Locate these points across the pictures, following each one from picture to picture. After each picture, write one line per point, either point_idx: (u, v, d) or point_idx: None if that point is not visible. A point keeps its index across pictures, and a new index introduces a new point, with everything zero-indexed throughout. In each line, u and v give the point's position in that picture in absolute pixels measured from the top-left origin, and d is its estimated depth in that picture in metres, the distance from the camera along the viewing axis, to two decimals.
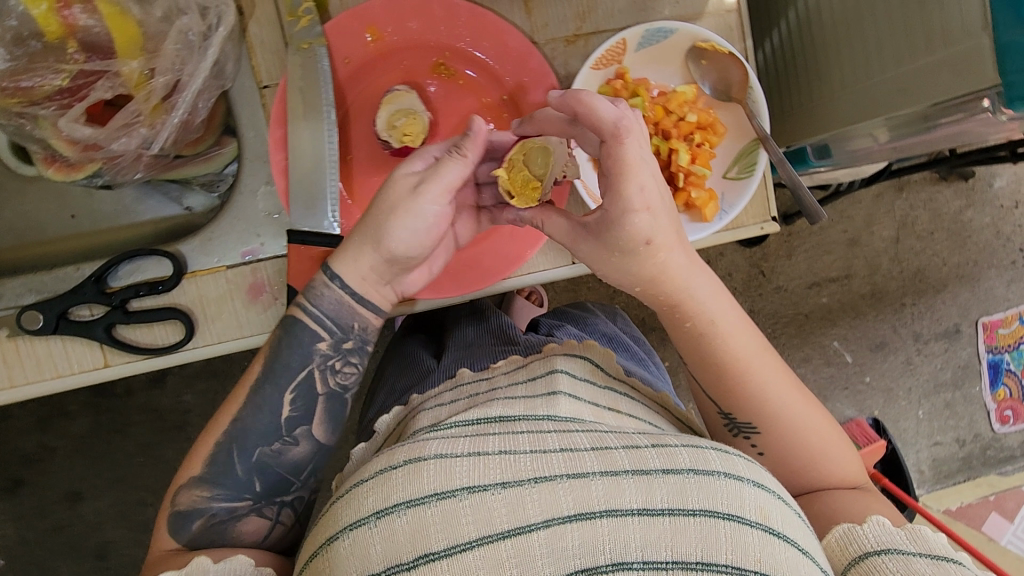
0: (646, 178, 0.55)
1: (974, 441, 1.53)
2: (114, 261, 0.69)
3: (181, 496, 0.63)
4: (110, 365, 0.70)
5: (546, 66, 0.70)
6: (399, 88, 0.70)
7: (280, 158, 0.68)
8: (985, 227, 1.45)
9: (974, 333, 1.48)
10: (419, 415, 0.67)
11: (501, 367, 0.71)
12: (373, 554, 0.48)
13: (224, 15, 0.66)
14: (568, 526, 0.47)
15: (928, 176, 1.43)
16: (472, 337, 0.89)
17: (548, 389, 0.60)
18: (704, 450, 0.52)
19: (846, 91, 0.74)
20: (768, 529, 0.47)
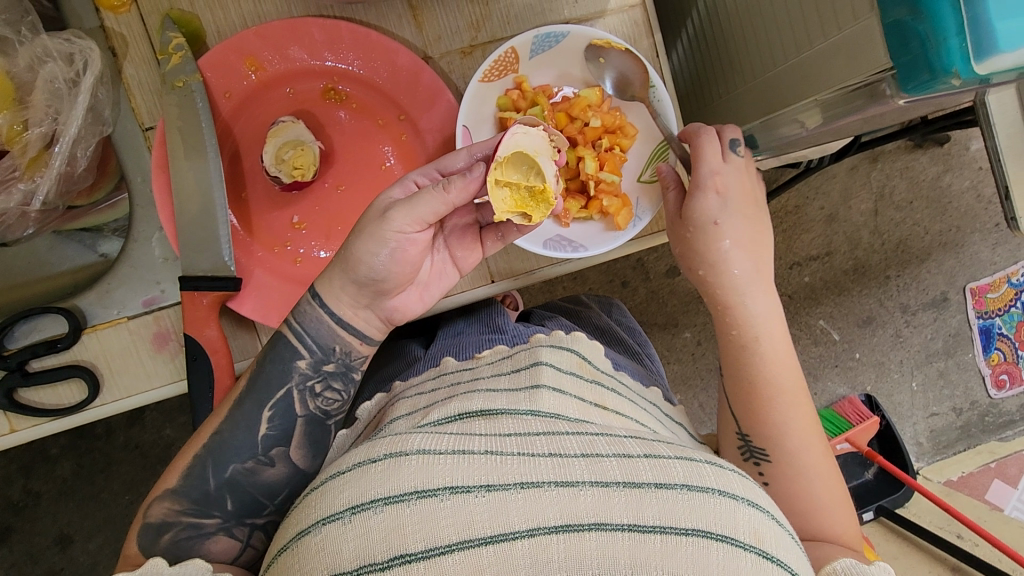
0: (718, 165, 0.63)
1: (971, 408, 1.50)
2: (8, 322, 0.68)
3: (153, 508, 0.59)
4: (16, 430, 0.68)
5: (439, 82, 0.67)
6: (284, 119, 0.68)
7: (166, 202, 0.65)
8: (965, 191, 1.41)
9: (962, 300, 1.45)
10: (396, 403, 0.60)
11: (487, 355, 0.63)
12: (344, 553, 0.42)
13: (90, 60, 0.64)
14: (555, 536, 0.41)
15: (901, 145, 1.38)
16: (464, 325, 0.75)
17: (532, 381, 0.54)
18: (698, 464, 0.47)
19: (757, 79, 0.72)
20: (762, 553, 0.43)
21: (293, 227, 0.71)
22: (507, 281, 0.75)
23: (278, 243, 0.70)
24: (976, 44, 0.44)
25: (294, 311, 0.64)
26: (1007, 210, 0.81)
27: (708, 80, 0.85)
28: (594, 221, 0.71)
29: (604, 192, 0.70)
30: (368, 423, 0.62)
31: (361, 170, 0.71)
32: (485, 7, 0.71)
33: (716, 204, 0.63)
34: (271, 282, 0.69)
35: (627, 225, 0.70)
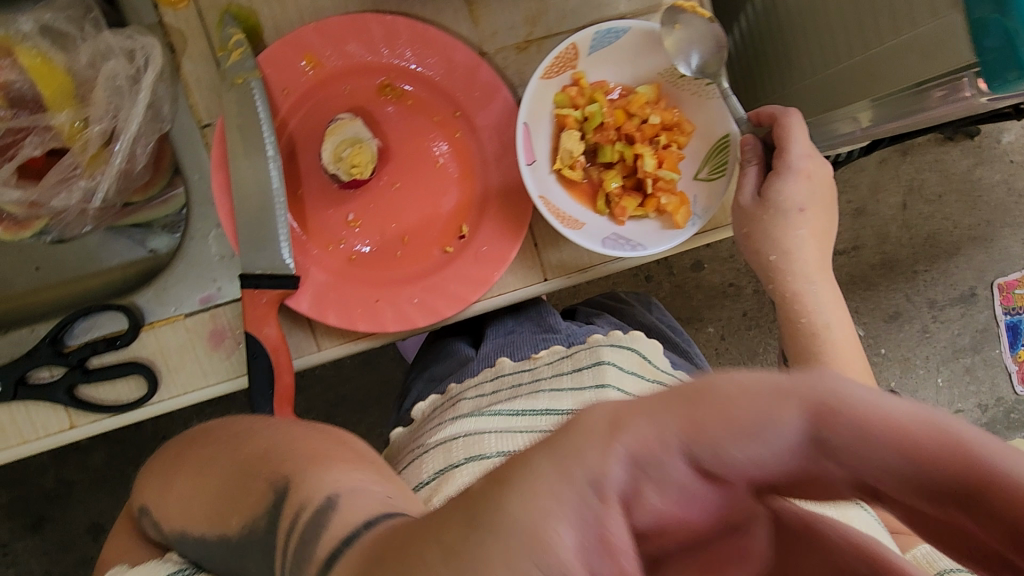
0: (805, 146, 0.64)
1: (997, 405, 1.46)
2: (68, 320, 0.68)
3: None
4: (76, 426, 0.68)
5: (496, 79, 0.67)
6: (342, 116, 0.67)
7: (226, 201, 0.65)
8: (996, 185, 1.40)
9: (990, 295, 1.42)
10: (459, 402, 0.73)
11: (543, 356, 0.77)
12: None
13: (151, 56, 0.64)
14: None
15: (932, 137, 1.38)
16: (513, 324, 0.87)
17: (597, 382, 0.68)
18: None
19: (817, 77, 0.71)
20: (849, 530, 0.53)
21: (348, 225, 0.70)
22: (562, 279, 0.73)
23: (334, 241, 0.70)
24: None
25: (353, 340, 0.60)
26: None
27: (760, 77, 0.84)
28: (650, 219, 0.70)
29: (662, 189, 0.69)
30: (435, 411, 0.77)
31: (415, 167, 0.71)
32: (541, 0, 0.70)
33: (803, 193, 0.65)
34: (326, 280, 0.68)
35: (685, 223, 0.69)
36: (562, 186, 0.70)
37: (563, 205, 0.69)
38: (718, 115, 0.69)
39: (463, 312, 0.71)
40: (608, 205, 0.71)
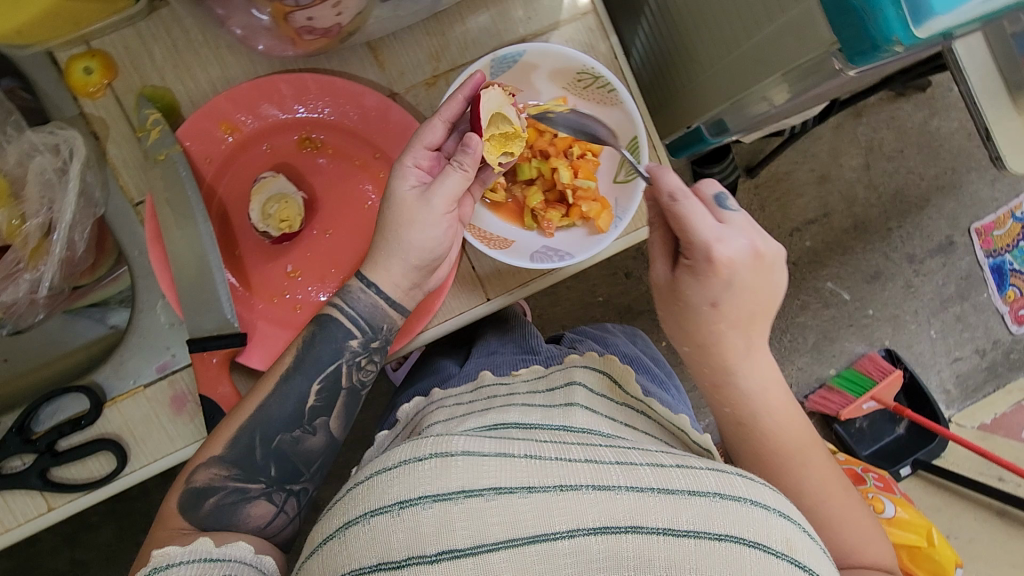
0: (706, 234, 0.56)
1: (994, 348, 1.47)
2: (32, 407, 0.71)
3: (198, 473, 0.63)
4: (54, 507, 0.70)
5: (406, 116, 0.69)
6: (265, 175, 0.71)
7: (164, 270, 0.67)
8: (956, 132, 1.42)
9: (969, 242, 1.44)
10: (436, 409, 0.71)
11: (522, 373, 0.74)
12: (394, 542, 0.47)
13: (75, 147, 0.67)
14: (594, 536, 0.46)
15: (883, 96, 1.40)
16: (497, 344, 0.92)
17: (567, 400, 0.63)
18: (730, 476, 0.49)
19: (714, 68, 0.74)
20: (795, 562, 0.46)
21: (288, 276, 0.73)
22: (502, 296, 0.76)
23: (276, 294, 0.73)
24: (911, 11, 0.46)
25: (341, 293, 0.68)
26: (990, 151, 0.86)
27: (669, 75, 0.87)
28: (577, 227, 0.74)
29: (582, 198, 0.73)
30: (405, 425, 0.75)
31: (345, 212, 0.73)
32: (441, 36, 0.73)
33: (719, 285, 0.58)
34: (274, 332, 0.71)
35: (608, 226, 0.71)
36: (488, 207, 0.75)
37: (490, 225, 0.73)
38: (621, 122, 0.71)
39: (424, 335, 0.75)
40: (535, 220, 0.74)
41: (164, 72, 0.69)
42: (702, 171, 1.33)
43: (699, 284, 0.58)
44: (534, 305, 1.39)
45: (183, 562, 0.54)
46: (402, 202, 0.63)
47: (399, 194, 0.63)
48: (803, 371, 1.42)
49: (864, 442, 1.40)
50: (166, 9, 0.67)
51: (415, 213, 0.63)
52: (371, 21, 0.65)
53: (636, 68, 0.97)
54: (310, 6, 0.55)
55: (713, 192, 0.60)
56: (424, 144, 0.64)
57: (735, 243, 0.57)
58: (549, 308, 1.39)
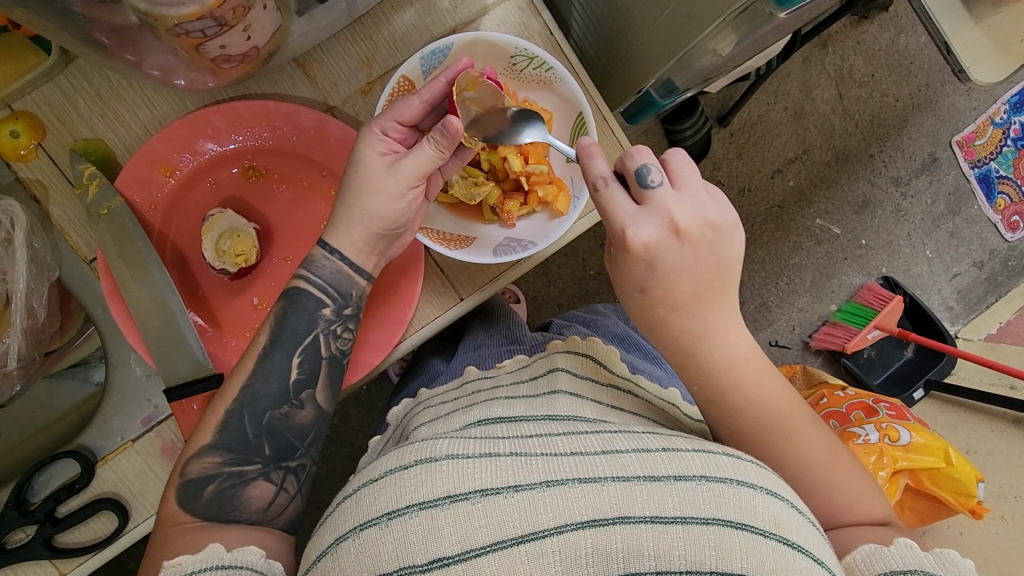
0: (627, 220, 0.57)
1: (992, 258, 1.44)
2: (26, 476, 0.70)
3: (192, 465, 0.61)
4: (66, 572, 0.70)
5: (346, 129, 0.67)
6: (213, 213, 0.69)
7: (128, 324, 0.66)
8: (925, 46, 1.39)
9: (952, 156, 1.42)
10: (424, 411, 0.71)
11: (507, 366, 0.73)
12: (384, 554, 0.47)
13: (14, 216, 0.65)
14: (581, 532, 0.46)
15: (846, 22, 1.37)
16: (484, 337, 0.91)
17: (550, 388, 0.63)
18: (717, 457, 0.51)
19: (650, 31, 0.73)
20: (782, 540, 0.47)
21: (255, 309, 0.72)
22: (476, 295, 0.75)
23: (247, 330, 0.72)
24: None
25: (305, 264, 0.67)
26: (953, 64, 0.84)
27: (610, 46, 0.85)
28: (538, 212, 0.72)
29: (538, 183, 0.71)
30: (396, 426, 0.76)
31: (301, 234, 0.72)
32: (370, 41, 0.71)
33: (643, 272, 0.58)
34: None
35: (568, 208, 0.69)
36: (446, 213, 0.72)
37: (450, 227, 0.71)
38: (567, 98, 0.69)
39: (405, 344, 0.74)
40: (496, 213, 0.73)
41: (93, 123, 0.67)
42: (673, 128, 1.31)
43: (624, 271, 0.59)
44: (527, 289, 1.38)
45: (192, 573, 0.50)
46: (370, 169, 0.63)
47: (368, 161, 0.63)
48: (805, 312, 1.41)
49: (873, 372, 1.39)
50: (81, 59, 0.65)
51: (381, 181, 0.62)
52: (291, 38, 0.64)
53: (578, 42, 0.95)
54: (219, 35, 0.52)
55: (637, 165, 0.57)
56: (395, 118, 0.63)
57: (650, 227, 0.57)
58: (543, 290, 1.39)
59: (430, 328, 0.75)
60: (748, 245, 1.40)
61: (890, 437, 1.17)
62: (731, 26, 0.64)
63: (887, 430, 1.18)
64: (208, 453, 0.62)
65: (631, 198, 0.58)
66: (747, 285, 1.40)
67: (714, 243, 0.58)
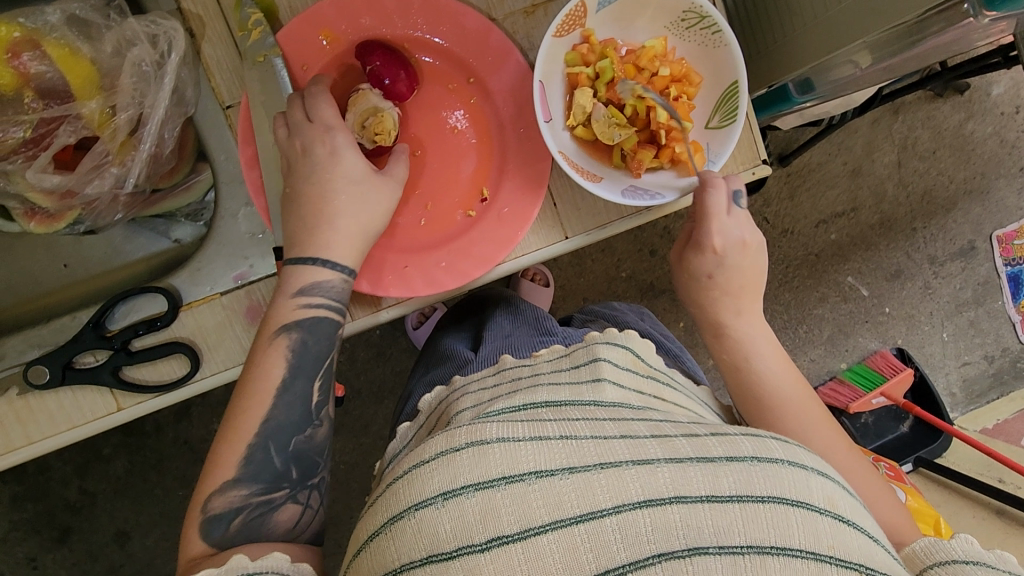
0: (720, 224, 0.69)
1: (1003, 355, 1.47)
2: (108, 304, 0.70)
3: (214, 499, 0.59)
4: (123, 407, 0.70)
5: (508, 41, 0.69)
6: (362, 88, 0.69)
7: (256, 177, 0.66)
8: (988, 137, 1.40)
9: (989, 249, 1.43)
10: (461, 398, 0.67)
11: (543, 354, 0.67)
12: (443, 534, 0.44)
13: (175, 40, 0.64)
14: (641, 510, 0.43)
15: (922, 95, 1.38)
16: (512, 328, 0.89)
17: (594, 376, 0.58)
18: (766, 442, 0.48)
19: (817, 22, 0.74)
20: (838, 517, 0.44)
21: None
22: (582, 236, 0.76)
23: None
24: None
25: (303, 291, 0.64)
26: None
27: (761, 28, 0.87)
28: (667, 169, 0.73)
29: (675, 139, 0.71)
30: (430, 413, 0.72)
31: (433, 134, 0.73)
32: None
33: (713, 261, 0.71)
34: None
35: (700, 169, 0.71)
36: (582, 151, 0.73)
37: (580, 161, 0.72)
38: (725, 63, 0.70)
39: (490, 274, 0.74)
40: (624, 161, 0.73)
41: None
42: None
43: (694, 263, 0.72)
44: (557, 276, 1.39)
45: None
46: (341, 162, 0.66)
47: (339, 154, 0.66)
48: (815, 363, 1.43)
49: (868, 437, 1.42)
50: None
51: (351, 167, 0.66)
52: None
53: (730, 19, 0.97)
54: None
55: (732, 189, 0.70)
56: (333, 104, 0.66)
57: (730, 233, 0.70)
58: (573, 279, 1.39)
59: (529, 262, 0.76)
60: (777, 285, 1.42)
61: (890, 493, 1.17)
62: (873, 46, 0.70)
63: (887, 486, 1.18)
64: (231, 487, 0.60)
65: (724, 206, 0.69)
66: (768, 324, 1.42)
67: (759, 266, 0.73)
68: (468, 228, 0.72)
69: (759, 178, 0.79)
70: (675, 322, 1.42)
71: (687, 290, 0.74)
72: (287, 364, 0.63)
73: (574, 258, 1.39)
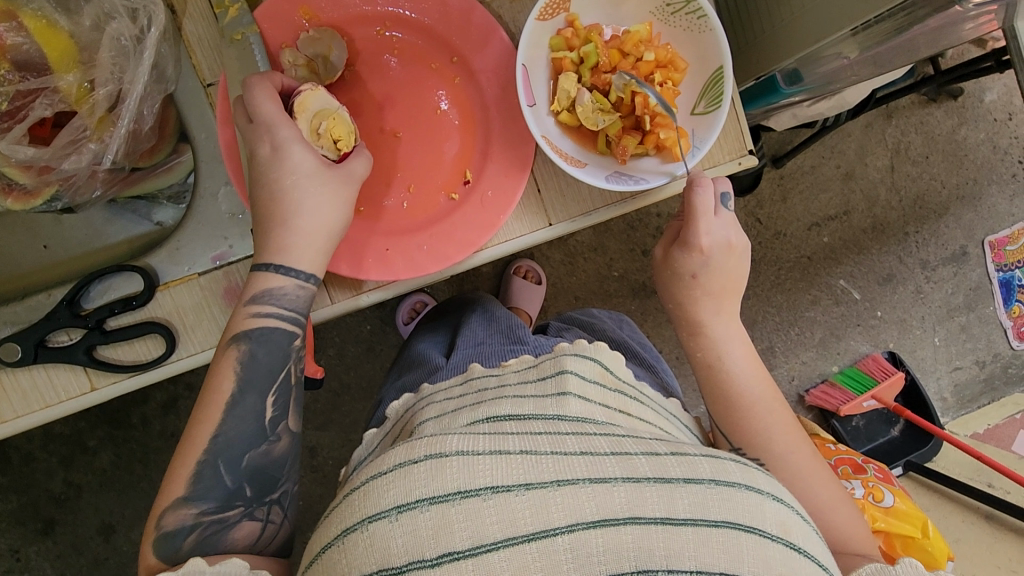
0: (706, 224, 0.69)
1: (994, 360, 1.47)
2: (84, 283, 0.69)
3: (167, 516, 0.59)
4: (97, 388, 0.69)
5: (491, 19, 0.68)
6: (305, 88, 0.65)
7: (234, 156, 0.66)
8: (981, 144, 1.41)
9: (981, 254, 1.43)
10: (425, 408, 0.65)
11: (513, 363, 0.65)
12: (395, 547, 0.44)
13: (154, 15, 0.64)
14: (592, 531, 0.44)
15: (915, 100, 1.38)
16: (484, 335, 0.85)
17: (559, 389, 0.56)
18: (724, 462, 0.50)
19: (805, 10, 0.74)
20: (788, 543, 0.46)
21: None
22: (565, 223, 0.75)
23: None
24: None
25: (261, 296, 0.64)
26: None
27: (751, 19, 0.87)
28: (651, 156, 0.72)
29: (660, 125, 0.70)
30: (397, 420, 0.71)
31: (415, 116, 0.73)
32: None
33: (698, 261, 0.71)
34: None
35: (684, 155, 0.71)
36: (566, 137, 0.72)
37: (563, 146, 0.71)
38: (708, 47, 0.70)
39: (468, 261, 0.74)
40: (609, 146, 0.73)
41: None
42: None
43: (679, 262, 0.71)
44: (549, 274, 1.38)
45: None
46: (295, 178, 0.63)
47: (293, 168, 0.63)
48: (806, 366, 1.43)
49: (858, 441, 1.41)
50: None
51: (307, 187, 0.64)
52: None
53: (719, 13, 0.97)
54: None
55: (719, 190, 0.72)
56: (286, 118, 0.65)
57: (717, 234, 0.70)
58: (564, 278, 1.39)
59: (513, 248, 0.75)
60: (769, 288, 1.41)
61: (874, 496, 1.17)
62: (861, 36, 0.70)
63: (872, 490, 1.18)
64: (183, 503, 0.59)
65: (711, 206, 0.70)
66: (760, 325, 1.42)
67: (740, 271, 0.73)
68: (450, 211, 0.72)
69: (745, 169, 0.79)
70: (666, 322, 1.41)
71: (671, 291, 0.73)
72: (236, 378, 0.62)
73: (566, 256, 1.38)
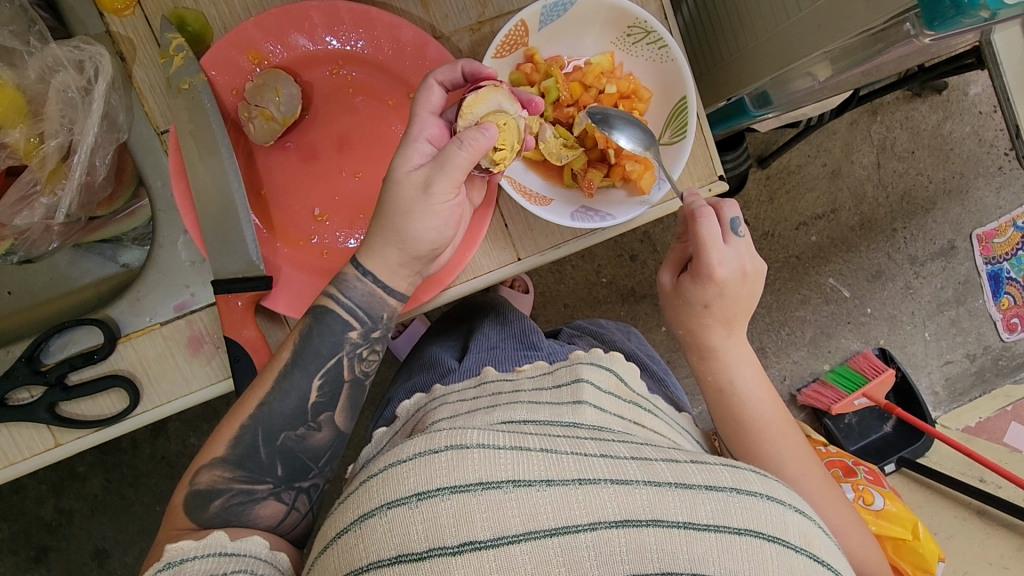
0: (718, 254, 0.66)
1: (984, 353, 1.45)
2: (43, 338, 0.68)
3: (202, 476, 0.60)
4: (61, 444, 0.68)
5: (445, 54, 0.66)
6: (486, 86, 0.63)
7: (188, 208, 0.64)
8: (967, 137, 1.39)
9: (970, 247, 1.42)
10: (438, 408, 0.62)
11: (528, 368, 0.64)
12: (414, 535, 0.41)
13: (101, 66, 0.63)
14: (615, 530, 0.40)
15: (899, 95, 1.37)
16: (497, 340, 0.81)
17: (574, 399, 0.54)
18: (746, 473, 0.46)
19: (768, 36, 0.73)
20: (811, 556, 0.43)
21: (315, 219, 0.70)
22: (534, 257, 0.74)
23: (300, 237, 0.70)
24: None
25: (335, 283, 0.65)
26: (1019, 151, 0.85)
27: (720, 38, 0.85)
28: (618, 187, 0.72)
29: (627, 158, 0.70)
30: (407, 420, 0.67)
31: (375, 153, 0.71)
32: None
33: (712, 291, 0.68)
34: (299, 276, 0.69)
35: (651, 189, 0.69)
36: (535, 175, 0.71)
37: (527, 181, 0.70)
38: (671, 78, 0.69)
39: (437, 299, 0.73)
40: (575, 180, 0.72)
41: None
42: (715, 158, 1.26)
43: (687, 291, 0.69)
44: (537, 282, 1.37)
45: (194, 558, 0.51)
46: (402, 189, 0.58)
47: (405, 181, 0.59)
48: (799, 365, 1.41)
49: (851, 439, 1.39)
50: None
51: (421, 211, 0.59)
52: None
53: (690, 29, 0.96)
54: None
55: (730, 215, 0.68)
56: (428, 110, 0.61)
57: (730, 263, 0.67)
58: (553, 286, 1.37)
59: (490, 279, 0.74)
60: None
61: (864, 499, 1.13)
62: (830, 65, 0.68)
63: (863, 493, 1.13)
64: (218, 466, 0.60)
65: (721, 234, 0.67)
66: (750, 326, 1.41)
67: (755, 293, 0.71)
68: None
69: (716, 194, 0.77)
70: (655, 327, 1.40)
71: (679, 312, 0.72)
72: (294, 350, 0.63)
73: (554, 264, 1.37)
